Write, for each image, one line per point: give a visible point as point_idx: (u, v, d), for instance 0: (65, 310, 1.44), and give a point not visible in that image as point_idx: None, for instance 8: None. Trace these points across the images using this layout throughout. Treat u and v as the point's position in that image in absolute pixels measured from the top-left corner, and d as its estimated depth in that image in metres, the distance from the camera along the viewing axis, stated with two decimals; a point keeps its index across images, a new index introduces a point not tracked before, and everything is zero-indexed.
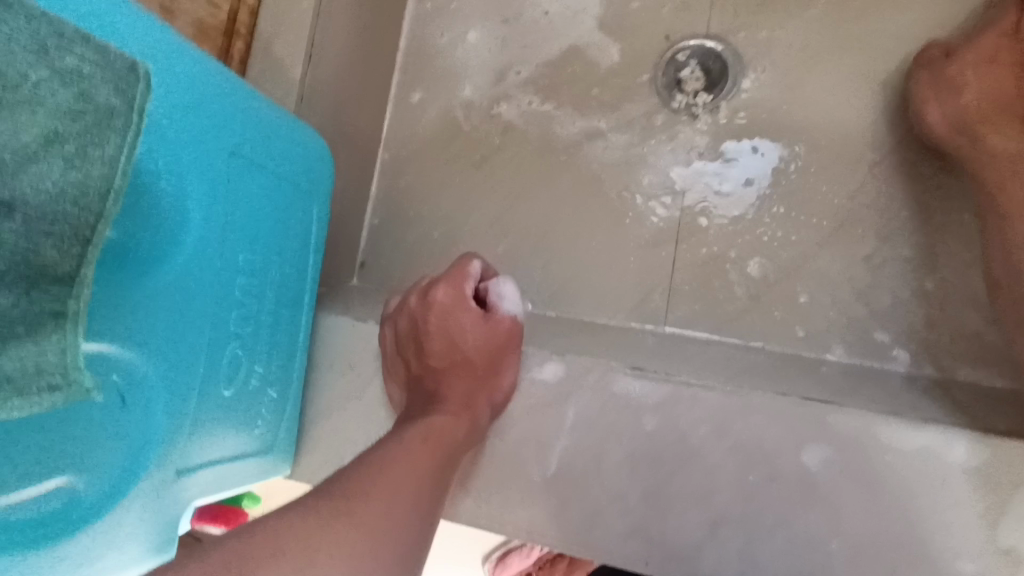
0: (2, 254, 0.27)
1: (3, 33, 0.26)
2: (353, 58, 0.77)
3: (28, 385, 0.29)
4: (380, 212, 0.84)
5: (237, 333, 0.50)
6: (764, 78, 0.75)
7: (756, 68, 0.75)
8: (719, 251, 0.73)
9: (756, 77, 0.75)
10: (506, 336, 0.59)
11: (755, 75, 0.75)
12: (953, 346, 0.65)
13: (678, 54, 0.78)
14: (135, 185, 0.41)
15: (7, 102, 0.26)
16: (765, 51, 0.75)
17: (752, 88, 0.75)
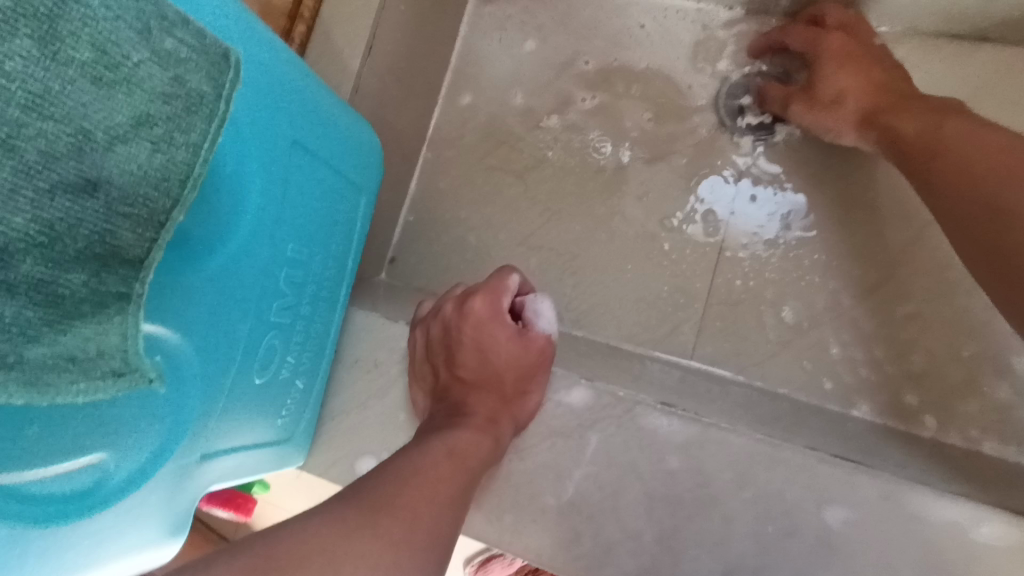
0: (80, 232, 0.26)
1: (112, 11, 0.26)
2: (411, 53, 0.76)
3: (91, 367, 0.28)
4: (415, 209, 0.84)
5: (275, 323, 0.49)
6: None
7: None
8: (754, 292, 0.72)
9: None
10: (539, 354, 0.58)
11: None
12: (983, 418, 0.64)
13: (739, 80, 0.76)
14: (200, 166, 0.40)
15: (107, 80, 0.26)
16: None
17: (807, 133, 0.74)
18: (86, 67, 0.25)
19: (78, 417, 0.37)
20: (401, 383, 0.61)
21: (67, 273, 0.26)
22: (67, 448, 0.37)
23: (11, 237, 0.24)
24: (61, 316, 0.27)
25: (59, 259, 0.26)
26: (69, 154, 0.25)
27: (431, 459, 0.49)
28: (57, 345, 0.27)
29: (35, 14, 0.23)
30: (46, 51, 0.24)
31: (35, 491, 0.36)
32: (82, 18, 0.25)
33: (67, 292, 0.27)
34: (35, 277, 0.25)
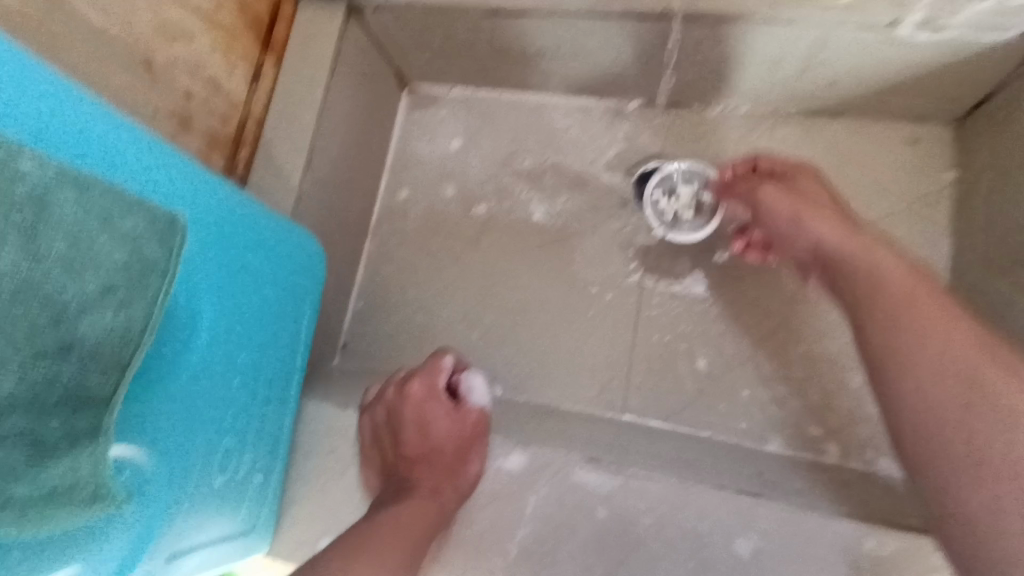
0: (58, 384, 0.33)
1: (80, 211, 0.33)
2: (348, 162, 0.85)
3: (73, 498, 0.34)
4: (364, 297, 0.91)
5: (231, 427, 0.55)
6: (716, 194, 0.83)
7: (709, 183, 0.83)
8: (671, 346, 0.80)
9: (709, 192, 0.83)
10: (473, 426, 0.65)
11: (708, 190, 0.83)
12: (875, 441, 0.73)
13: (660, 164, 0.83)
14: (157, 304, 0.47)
15: (77, 264, 0.33)
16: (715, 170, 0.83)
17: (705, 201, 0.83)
18: (61, 258, 0.33)
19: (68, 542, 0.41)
20: (354, 464, 0.66)
21: (47, 420, 0.33)
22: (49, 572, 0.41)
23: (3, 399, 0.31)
24: (45, 456, 0.33)
25: (40, 409, 0.33)
26: (49, 326, 0.32)
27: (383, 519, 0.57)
28: (40, 483, 0.32)
29: (20, 227, 0.31)
30: (31, 254, 0.31)
31: None
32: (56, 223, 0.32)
33: (49, 436, 0.33)
34: (21, 428, 0.32)
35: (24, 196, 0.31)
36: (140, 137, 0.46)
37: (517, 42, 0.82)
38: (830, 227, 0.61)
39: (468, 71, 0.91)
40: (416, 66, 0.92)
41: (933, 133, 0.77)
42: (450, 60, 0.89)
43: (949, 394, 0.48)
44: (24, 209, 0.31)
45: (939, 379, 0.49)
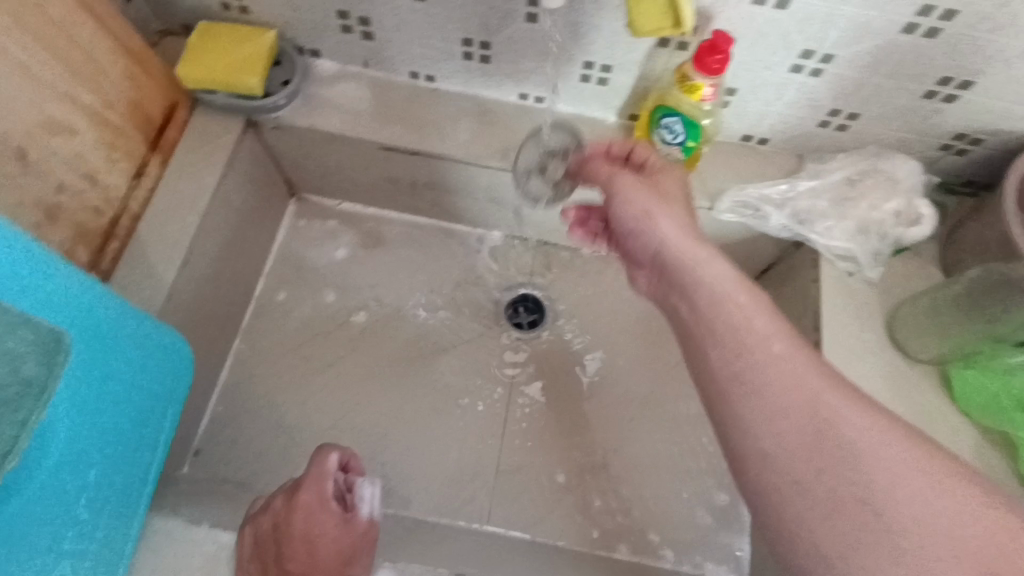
0: None
1: None
2: (227, 260, 0.86)
3: None
4: (225, 401, 0.88)
5: (68, 551, 0.51)
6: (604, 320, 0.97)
7: (609, 317, 0.97)
8: (535, 457, 0.88)
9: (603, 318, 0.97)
10: (363, 534, 0.67)
11: (606, 319, 0.97)
12: (701, 544, 0.85)
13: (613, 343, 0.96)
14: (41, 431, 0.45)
15: None
16: (609, 307, 0.97)
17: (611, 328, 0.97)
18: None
19: None
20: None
21: None
22: None
23: None
24: None
25: None
26: None
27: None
28: None
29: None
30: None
31: None
32: None
33: None
34: None
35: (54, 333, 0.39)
36: (47, 255, 0.46)
37: (408, 174, 0.91)
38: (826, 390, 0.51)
39: (354, 190, 0.97)
40: (305, 179, 0.96)
41: None
42: (341, 181, 0.96)
43: (796, 468, 0.49)
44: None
45: (781, 460, 0.50)
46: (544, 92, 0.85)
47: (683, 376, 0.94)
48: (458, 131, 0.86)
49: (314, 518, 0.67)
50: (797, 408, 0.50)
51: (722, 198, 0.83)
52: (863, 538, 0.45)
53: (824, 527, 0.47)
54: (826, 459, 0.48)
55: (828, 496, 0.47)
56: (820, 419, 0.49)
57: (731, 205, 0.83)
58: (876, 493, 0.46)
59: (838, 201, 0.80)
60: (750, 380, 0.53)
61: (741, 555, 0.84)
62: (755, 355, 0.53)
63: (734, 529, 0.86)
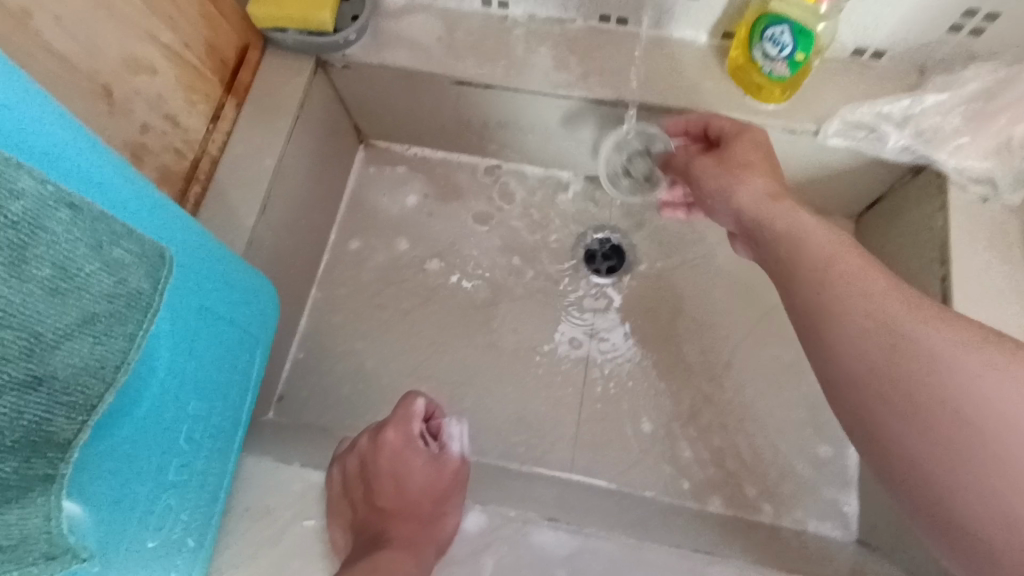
0: (55, 388, 0.30)
1: (85, 270, 0.31)
2: (303, 207, 0.84)
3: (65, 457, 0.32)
4: (305, 348, 0.88)
5: (174, 481, 0.50)
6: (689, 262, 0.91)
7: (696, 261, 0.91)
8: (619, 406, 0.84)
9: (687, 261, 0.91)
10: (452, 477, 0.66)
11: (690, 261, 0.91)
12: (801, 499, 0.79)
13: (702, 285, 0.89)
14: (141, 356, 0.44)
15: (88, 328, 0.32)
16: (695, 250, 0.91)
17: (696, 271, 0.90)
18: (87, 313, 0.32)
19: None
20: (314, 535, 0.61)
21: (58, 419, 0.31)
22: None
23: None
24: (78, 407, 0.32)
25: (60, 408, 0.31)
26: (21, 356, 0.29)
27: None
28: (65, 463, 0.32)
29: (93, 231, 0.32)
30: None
31: None
32: (65, 263, 0.30)
33: (82, 399, 0.32)
34: None
35: (154, 246, 0.36)
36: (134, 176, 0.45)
37: (482, 112, 0.86)
38: (899, 306, 0.46)
39: (425, 133, 0.93)
40: (376, 124, 0.93)
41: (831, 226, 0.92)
42: (410, 123, 0.92)
43: (870, 389, 0.45)
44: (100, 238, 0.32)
45: (843, 385, 0.47)
46: (628, 12, 0.78)
47: (778, 322, 0.87)
48: (536, 61, 0.80)
49: (396, 460, 0.65)
50: (867, 323, 0.46)
51: (832, 121, 0.75)
52: (944, 461, 0.41)
53: (904, 449, 0.43)
54: (897, 385, 0.43)
55: (899, 415, 0.43)
56: (895, 331, 0.45)
57: (841, 127, 0.76)
58: (955, 416, 0.41)
59: (970, 119, 0.72)
60: (825, 312, 0.48)
61: (847, 511, 0.78)
62: (839, 279, 0.49)
63: (839, 484, 0.79)
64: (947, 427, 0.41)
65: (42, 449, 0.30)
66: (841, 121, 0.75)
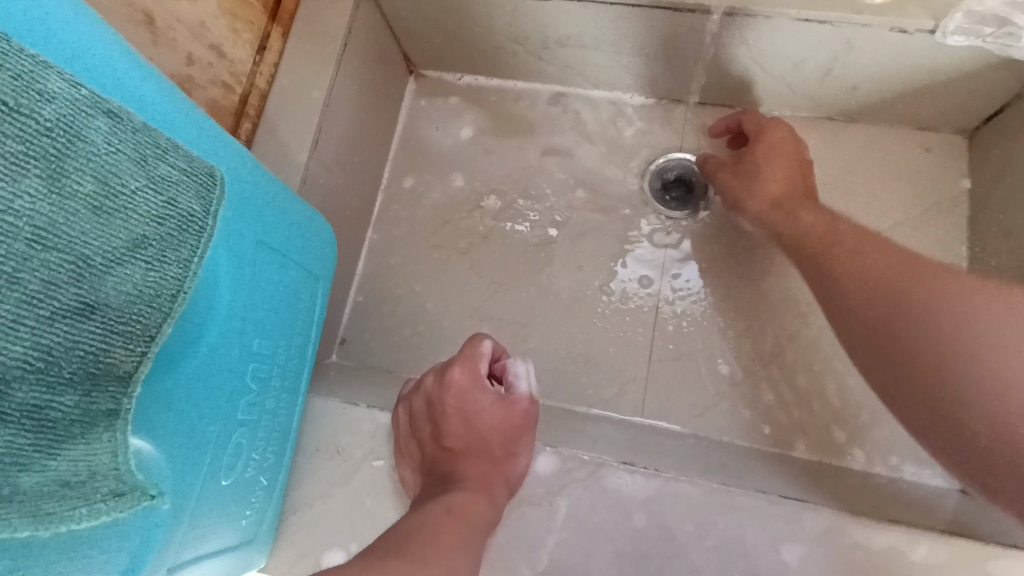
0: (110, 317, 0.28)
1: (130, 187, 0.29)
2: (355, 143, 0.81)
3: (127, 391, 0.30)
4: (365, 291, 0.86)
5: (243, 420, 0.49)
6: None
7: None
8: (693, 346, 0.78)
9: None
10: (523, 417, 0.61)
11: None
12: (898, 444, 0.72)
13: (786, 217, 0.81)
14: (199, 290, 0.42)
15: (139, 252, 0.29)
16: None
17: None
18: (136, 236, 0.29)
19: (108, 550, 0.36)
20: (385, 475, 0.61)
21: (114, 350, 0.28)
22: (152, 547, 0.40)
23: (9, 365, 0.24)
24: (136, 338, 0.29)
25: (118, 337, 0.28)
26: (69, 281, 0.26)
27: (430, 522, 0.50)
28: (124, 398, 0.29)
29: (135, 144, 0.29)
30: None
31: (150, 540, 0.40)
32: (108, 178, 0.28)
33: (139, 328, 0.29)
34: (28, 404, 0.25)
35: (203, 166, 0.33)
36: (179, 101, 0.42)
37: (541, 30, 0.79)
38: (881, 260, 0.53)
39: (479, 59, 0.87)
40: (426, 51, 0.87)
41: (942, 142, 0.81)
42: (463, 49, 0.86)
43: (861, 335, 0.52)
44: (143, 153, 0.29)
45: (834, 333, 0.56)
46: None
47: None
48: None
49: (464, 401, 0.61)
50: (869, 283, 0.52)
51: (954, 15, 0.64)
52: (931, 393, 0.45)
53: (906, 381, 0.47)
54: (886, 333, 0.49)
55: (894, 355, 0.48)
56: (885, 286, 0.51)
57: (963, 23, 0.64)
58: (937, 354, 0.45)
59: None
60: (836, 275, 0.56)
61: None
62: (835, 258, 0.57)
63: None
64: (967, 353, 0.43)
65: (100, 382, 0.28)
66: (964, 14, 0.63)
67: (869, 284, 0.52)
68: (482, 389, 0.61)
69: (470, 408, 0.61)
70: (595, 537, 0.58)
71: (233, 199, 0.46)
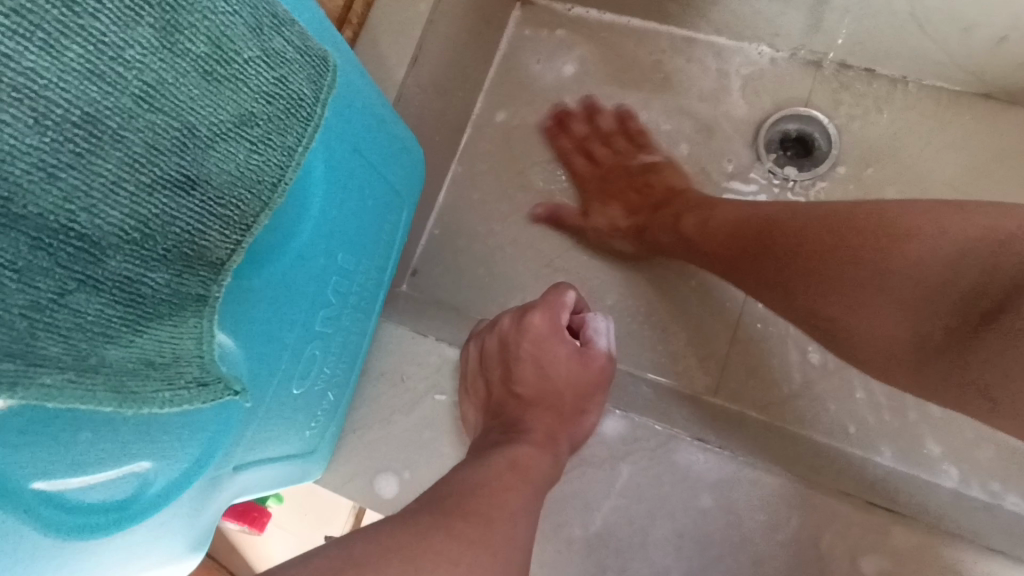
0: (208, 196, 0.26)
1: (242, 55, 0.26)
2: (454, 66, 0.77)
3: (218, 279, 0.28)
4: (442, 223, 0.84)
5: (320, 332, 0.48)
6: (902, 170, 0.74)
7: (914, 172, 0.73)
8: (784, 328, 0.72)
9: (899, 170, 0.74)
10: (599, 374, 0.58)
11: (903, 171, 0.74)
12: (1002, 471, 0.65)
13: (915, 202, 0.73)
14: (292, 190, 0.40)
15: (245, 130, 0.27)
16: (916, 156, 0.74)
17: (911, 181, 0.73)
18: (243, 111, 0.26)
19: (178, 437, 0.36)
20: (446, 411, 0.60)
21: (208, 234, 0.27)
22: (220, 447, 0.40)
23: (106, 230, 0.23)
24: (233, 223, 0.27)
25: (215, 220, 0.27)
26: (172, 149, 0.24)
27: (494, 474, 0.47)
28: (214, 286, 0.28)
29: (252, 9, 0.26)
30: (92, 66, 0.21)
31: (221, 437, 0.40)
32: (223, 42, 0.25)
33: (235, 214, 0.27)
34: (121, 274, 0.24)
35: (317, 48, 0.30)
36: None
37: None
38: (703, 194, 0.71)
39: None
40: None
41: None
42: None
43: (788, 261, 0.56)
44: (258, 20, 0.26)
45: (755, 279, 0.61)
46: None
47: None
48: None
49: (539, 347, 0.59)
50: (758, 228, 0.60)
51: None
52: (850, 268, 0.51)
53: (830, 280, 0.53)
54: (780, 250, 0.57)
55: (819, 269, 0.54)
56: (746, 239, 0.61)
57: None
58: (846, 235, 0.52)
59: None
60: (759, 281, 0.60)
61: None
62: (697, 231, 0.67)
63: None
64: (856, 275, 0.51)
65: (193, 265, 0.26)
66: None
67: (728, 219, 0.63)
68: (558, 338, 0.59)
69: (546, 356, 0.58)
70: (655, 512, 0.55)
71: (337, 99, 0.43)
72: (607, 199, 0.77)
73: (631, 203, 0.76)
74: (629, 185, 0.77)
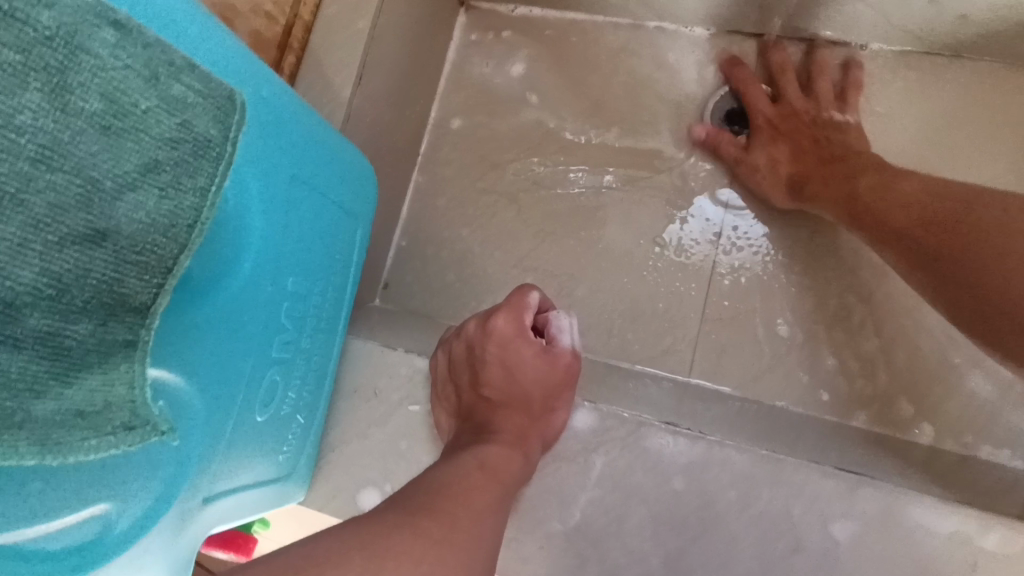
0: (121, 245, 0.27)
1: (141, 106, 0.27)
2: (402, 79, 0.77)
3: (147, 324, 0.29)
4: (409, 234, 0.84)
5: (278, 358, 0.49)
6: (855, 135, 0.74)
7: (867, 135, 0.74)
8: (750, 304, 0.73)
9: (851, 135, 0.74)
10: (565, 371, 0.59)
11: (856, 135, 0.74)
12: (973, 425, 0.65)
13: None
14: (224, 223, 0.41)
15: (153, 176, 0.27)
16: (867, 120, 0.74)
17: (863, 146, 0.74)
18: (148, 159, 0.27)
19: (132, 475, 0.37)
20: (419, 420, 0.61)
21: (127, 281, 0.27)
22: (184, 480, 0.41)
23: (19, 290, 0.24)
24: (152, 268, 0.28)
25: (132, 265, 0.27)
26: (77, 205, 0.25)
27: (459, 474, 0.48)
28: (144, 329, 0.29)
29: (144, 60, 0.27)
30: None
31: (183, 471, 0.41)
32: (119, 97, 0.26)
33: (155, 258, 0.28)
34: (42, 330, 0.25)
35: (223, 88, 0.30)
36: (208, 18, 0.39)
37: None
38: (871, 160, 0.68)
39: None
40: None
41: None
42: None
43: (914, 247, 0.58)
44: (153, 70, 0.27)
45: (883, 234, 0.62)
46: None
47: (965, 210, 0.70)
48: None
49: (506, 350, 0.59)
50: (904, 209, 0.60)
51: None
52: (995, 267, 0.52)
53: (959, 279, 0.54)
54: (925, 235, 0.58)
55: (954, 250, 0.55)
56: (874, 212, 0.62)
57: None
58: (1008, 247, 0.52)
59: None
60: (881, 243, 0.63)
61: None
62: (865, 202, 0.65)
63: None
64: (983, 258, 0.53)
65: (117, 314, 0.27)
66: None
67: (909, 192, 0.60)
68: (524, 339, 0.59)
69: (514, 359, 0.59)
70: (630, 499, 0.56)
71: (267, 127, 0.44)
72: (772, 146, 0.73)
73: (801, 147, 0.72)
74: (806, 138, 0.72)
